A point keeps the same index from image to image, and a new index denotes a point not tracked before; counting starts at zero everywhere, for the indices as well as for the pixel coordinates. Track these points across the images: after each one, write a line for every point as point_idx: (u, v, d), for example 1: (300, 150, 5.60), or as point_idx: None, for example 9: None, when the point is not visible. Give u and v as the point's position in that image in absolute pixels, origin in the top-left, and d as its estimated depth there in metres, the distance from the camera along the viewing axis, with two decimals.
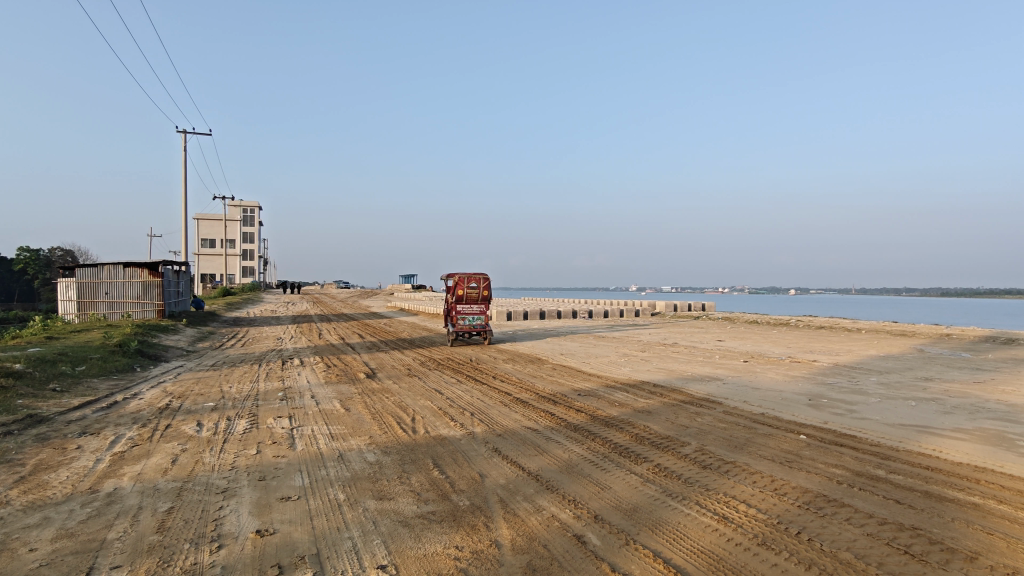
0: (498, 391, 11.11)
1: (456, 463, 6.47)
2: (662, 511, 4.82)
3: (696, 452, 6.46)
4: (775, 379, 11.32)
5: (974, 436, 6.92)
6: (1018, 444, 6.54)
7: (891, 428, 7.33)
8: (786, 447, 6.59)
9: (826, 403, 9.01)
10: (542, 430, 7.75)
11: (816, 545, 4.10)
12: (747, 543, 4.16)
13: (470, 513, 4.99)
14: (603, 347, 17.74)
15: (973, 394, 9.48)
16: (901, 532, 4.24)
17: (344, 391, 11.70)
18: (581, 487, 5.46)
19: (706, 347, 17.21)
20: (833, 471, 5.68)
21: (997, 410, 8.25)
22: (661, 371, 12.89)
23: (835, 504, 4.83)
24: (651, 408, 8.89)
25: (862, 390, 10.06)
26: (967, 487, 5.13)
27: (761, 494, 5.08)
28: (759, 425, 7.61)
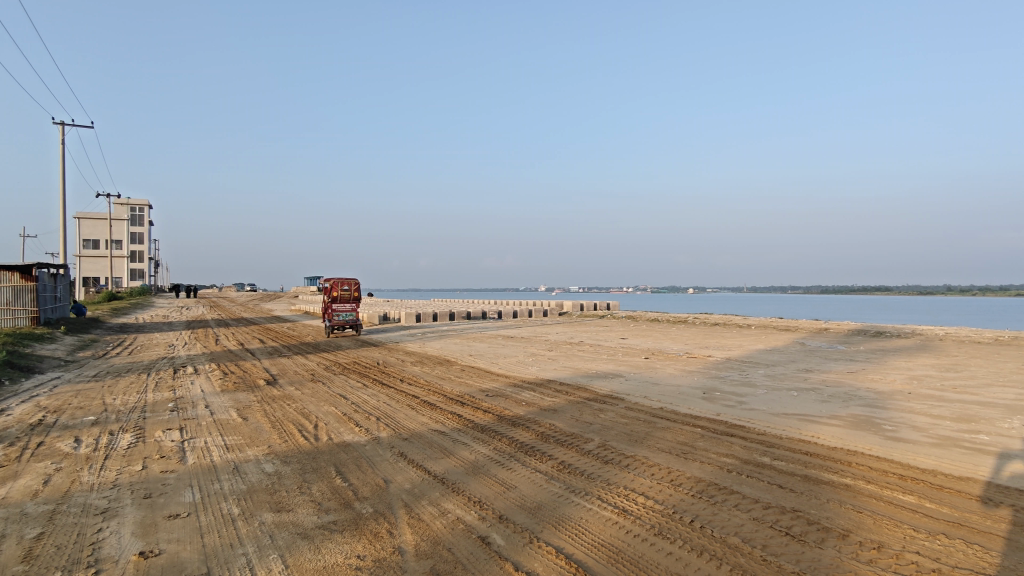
0: (406, 393, 10.95)
1: (359, 470, 6.29)
2: (565, 507, 4.90)
3: (598, 447, 6.62)
4: (673, 374, 11.85)
5: (847, 422, 7.52)
6: (884, 428, 7.16)
7: (776, 418, 7.84)
8: (682, 438, 6.91)
9: (719, 396, 9.51)
10: (449, 432, 7.70)
11: (708, 532, 4.30)
12: (645, 534, 4.30)
13: (373, 520, 4.86)
14: (512, 348, 17.91)
15: (846, 383, 10.34)
16: (783, 515, 4.52)
17: (241, 399, 11.11)
18: (486, 488, 5.47)
19: (609, 345, 17.70)
20: (724, 460, 5.99)
21: (864, 398, 9.02)
22: (567, 368, 13.20)
23: (725, 491, 5.09)
24: (556, 406, 9.07)
25: (751, 382, 10.72)
26: (840, 470, 5.55)
27: (658, 485, 5.28)
28: (659, 419, 7.91)
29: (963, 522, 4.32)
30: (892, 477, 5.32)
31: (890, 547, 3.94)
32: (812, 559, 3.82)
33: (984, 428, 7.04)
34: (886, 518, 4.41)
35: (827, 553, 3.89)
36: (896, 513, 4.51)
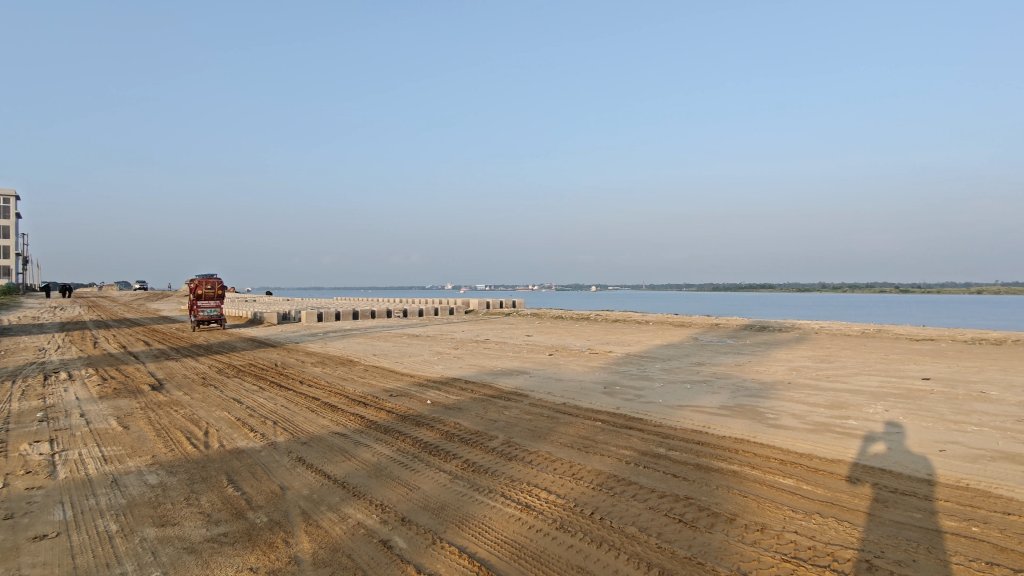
0: (305, 396, 10.53)
1: (254, 477, 5.99)
2: (468, 506, 4.89)
3: (502, 444, 6.66)
4: (576, 370, 12.14)
5: (734, 411, 7.98)
6: (766, 416, 7.66)
7: (672, 410, 8.20)
8: (583, 432, 7.08)
9: (618, 390, 9.84)
10: (350, 434, 7.49)
11: (607, 523, 4.42)
12: (547, 529, 4.36)
13: (268, 530, 4.64)
14: (417, 347, 17.70)
15: (734, 375, 10.99)
16: (677, 503, 4.73)
17: (123, 406, 10.29)
18: (389, 491, 5.35)
19: (515, 342, 17.89)
20: (622, 452, 6.19)
21: (750, 388, 9.63)
22: (473, 366, 13.22)
23: (623, 483, 5.25)
24: (460, 404, 9.05)
25: (648, 376, 11.17)
26: (728, 457, 5.88)
27: (561, 480, 5.38)
28: (562, 414, 8.07)
29: (834, 501, 4.68)
30: (774, 462, 5.70)
31: (772, 528, 4.22)
32: (703, 544, 4.01)
33: (852, 413, 7.68)
34: (769, 501, 4.71)
35: (716, 537, 4.10)
36: (777, 495, 4.83)
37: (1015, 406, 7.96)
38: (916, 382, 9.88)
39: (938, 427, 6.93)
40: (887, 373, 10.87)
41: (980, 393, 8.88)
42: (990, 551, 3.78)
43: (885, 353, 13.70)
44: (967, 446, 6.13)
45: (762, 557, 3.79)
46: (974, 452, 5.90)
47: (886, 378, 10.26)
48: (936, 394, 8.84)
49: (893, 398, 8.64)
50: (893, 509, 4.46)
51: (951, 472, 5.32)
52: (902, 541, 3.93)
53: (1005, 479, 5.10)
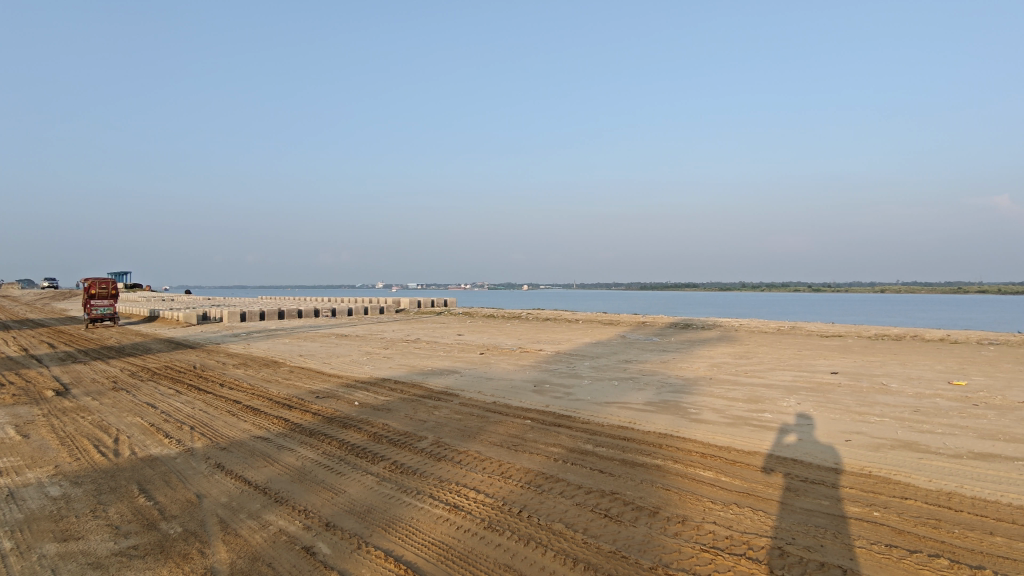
0: (225, 399, 10.10)
1: (168, 486, 5.69)
2: (395, 509, 4.81)
3: (431, 445, 6.60)
4: (506, 369, 12.19)
5: (658, 407, 8.22)
6: (689, 411, 7.93)
7: (599, 406, 8.36)
8: (512, 431, 7.11)
9: (548, 388, 9.94)
10: (273, 438, 7.24)
11: (535, 520, 4.44)
12: (475, 529, 4.35)
13: (182, 541, 4.41)
14: (345, 347, 17.31)
15: (659, 372, 11.31)
16: (602, 498, 4.81)
17: (21, 414, 9.56)
18: (313, 495, 5.20)
19: (446, 341, 17.80)
20: (551, 450, 6.24)
21: (674, 384, 9.95)
22: (402, 366, 13.05)
23: (551, 480, 5.30)
24: (389, 405, 8.91)
25: (577, 373, 11.35)
26: (652, 452, 6.05)
27: (489, 479, 5.38)
28: (492, 413, 8.07)
29: (750, 491, 4.88)
30: (695, 456, 5.89)
31: (693, 519, 4.36)
32: (627, 538, 4.10)
33: (767, 406, 8.05)
34: (689, 493, 4.87)
35: (640, 531, 4.20)
36: (698, 487, 5.00)
37: (913, 397, 8.56)
38: (826, 376, 10.47)
39: (845, 418, 7.36)
40: (800, 367, 11.46)
41: (882, 386, 9.49)
42: (889, 534, 4.03)
43: (799, 349, 14.44)
44: (870, 435, 6.54)
45: (682, 548, 3.91)
46: (876, 441, 6.30)
47: (799, 373, 10.82)
48: (843, 387, 9.39)
49: (805, 391, 9.11)
50: (804, 498, 4.69)
51: (856, 460, 5.66)
52: (812, 528, 4.14)
53: (903, 466, 5.46)
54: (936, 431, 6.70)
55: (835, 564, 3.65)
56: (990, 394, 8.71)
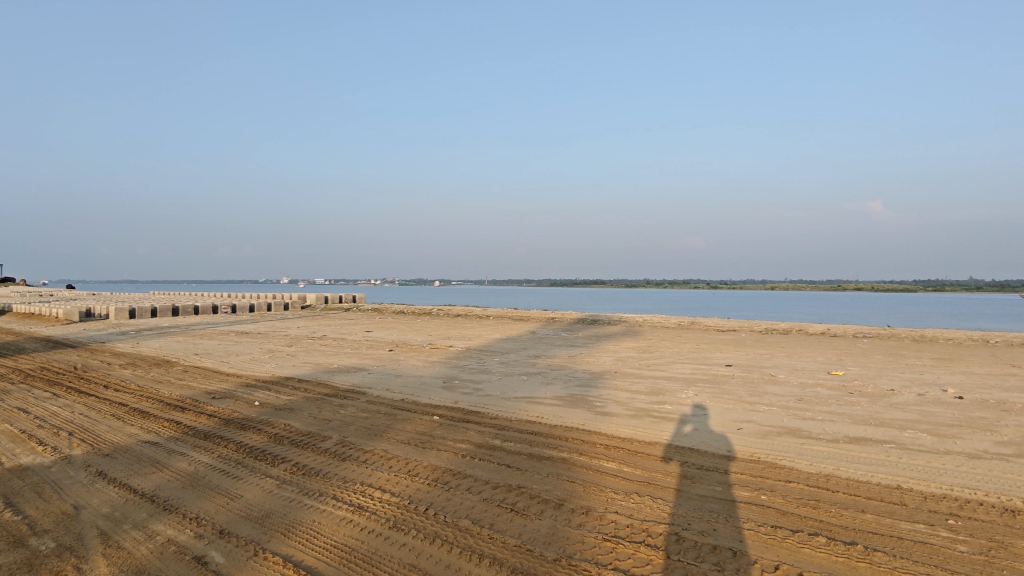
0: (109, 402, 9.37)
1: (39, 498, 5.20)
2: (296, 512, 4.63)
3: (336, 445, 6.41)
4: (416, 366, 12.05)
5: (566, 401, 8.38)
6: (594, 404, 8.15)
7: (507, 401, 8.42)
8: (420, 428, 7.04)
9: (457, 384, 9.91)
10: (163, 442, 6.79)
11: (441, 518, 4.41)
12: (380, 529, 4.26)
13: (55, 558, 4.04)
14: (245, 345, 16.48)
15: (567, 366, 11.55)
16: (509, 493, 4.84)
17: None
18: (207, 502, 4.91)
19: (353, 338, 17.38)
20: (459, 446, 6.22)
21: (581, 378, 10.21)
22: (307, 364, 12.61)
23: (459, 476, 5.28)
24: (292, 404, 8.57)
25: (486, 369, 11.38)
26: (559, 445, 6.16)
27: (396, 478, 5.28)
28: (401, 411, 7.95)
29: (650, 480, 5.07)
30: (599, 447, 6.05)
31: (596, 510, 4.47)
32: (533, 531, 4.15)
33: (668, 398, 8.40)
34: (594, 484, 4.99)
35: (545, 523, 4.26)
36: (602, 479, 5.13)
37: (797, 387, 9.18)
38: (721, 368, 11.05)
39: (738, 408, 7.79)
40: (698, 361, 12.02)
41: (770, 376, 10.14)
42: (775, 515, 4.31)
43: (697, 343, 15.18)
44: (759, 423, 6.96)
45: (586, 538, 4.00)
46: (764, 428, 6.71)
47: (697, 366, 11.34)
48: (736, 378, 9.97)
49: (702, 383, 9.59)
50: (699, 484, 4.93)
51: (747, 447, 6.00)
52: (706, 513, 4.35)
53: (788, 451, 5.85)
54: (816, 418, 7.23)
55: (726, 546, 3.85)
56: (863, 383, 9.51)
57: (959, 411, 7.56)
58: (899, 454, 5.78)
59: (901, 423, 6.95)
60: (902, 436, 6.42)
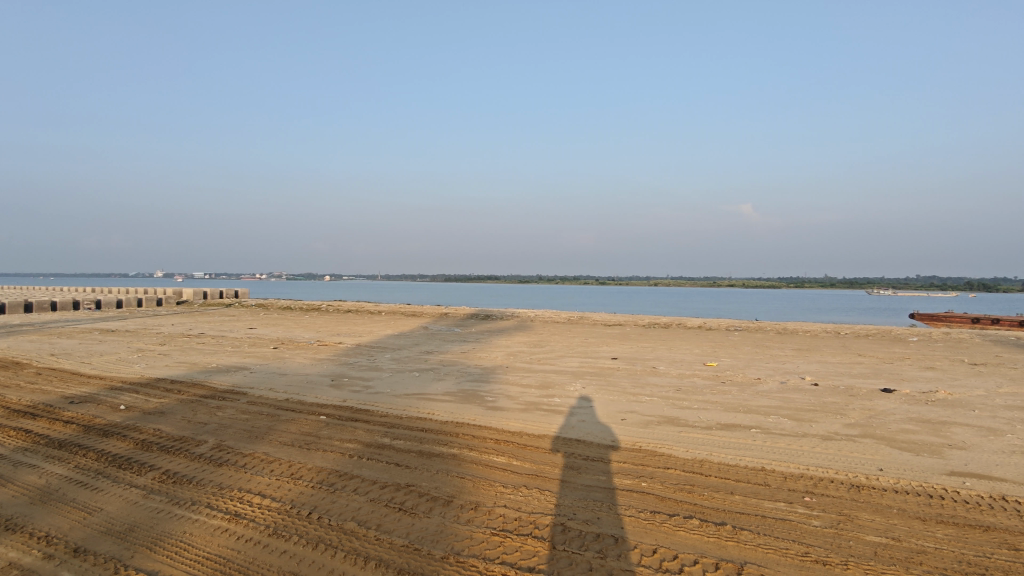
0: None
1: None
2: (164, 523, 4.30)
3: (212, 449, 6.01)
4: (302, 363, 11.59)
5: (457, 397, 8.36)
6: (485, 399, 8.20)
7: (398, 399, 8.28)
8: (305, 429, 6.75)
9: (345, 381, 9.62)
10: (7, 453, 6.08)
11: (325, 521, 4.25)
12: (258, 537, 4.04)
13: None
14: (110, 344, 15.13)
15: (459, 361, 11.55)
16: (398, 492, 4.76)
17: None
18: (59, 518, 4.45)
19: (234, 336, 16.45)
20: (347, 446, 6.04)
21: (473, 373, 10.22)
22: (181, 364, 11.77)
23: (345, 477, 5.12)
24: (163, 408, 7.96)
25: (377, 366, 11.13)
26: (449, 442, 6.13)
27: (278, 482, 5.03)
28: (284, 411, 7.59)
29: (539, 472, 5.16)
30: (489, 442, 6.07)
31: (485, 505, 4.49)
32: (421, 529, 4.10)
33: (556, 391, 8.61)
34: (483, 479, 5.01)
35: (434, 521, 4.22)
36: (491, 473, 5.16)
37: (676, 378, 9.70)
38: (607, 361, 11.46)
39: (622, 399, 8.11)
40: (586, 354, 12.40)
41: (652, 368, 10.64)
42: (654, 501, 4.51)
43: (586, 337, 15.69)
44: (641, 413, 7.28)
45: (474, 534, 4.01)
46: (646, 418, 7.02)
47: (585, 359, 11.70)
48: (621, 371, 10.38)
49: (589, 376, 9.90)
50: (584, 475, 5.07)
51: (629, 437, 6.24)
52: (590, 502, 4.49)
53: (667, 439, 6.16)
54: (692, 406, 7.68)
55: (608, 534, 3.99)
56: (733, 373, 10.22)
57: (815, 397, 8.30)
58: (764, 438, 6.24)
59: (766, 410, 7.53)
60: (766, 421, 6.94)
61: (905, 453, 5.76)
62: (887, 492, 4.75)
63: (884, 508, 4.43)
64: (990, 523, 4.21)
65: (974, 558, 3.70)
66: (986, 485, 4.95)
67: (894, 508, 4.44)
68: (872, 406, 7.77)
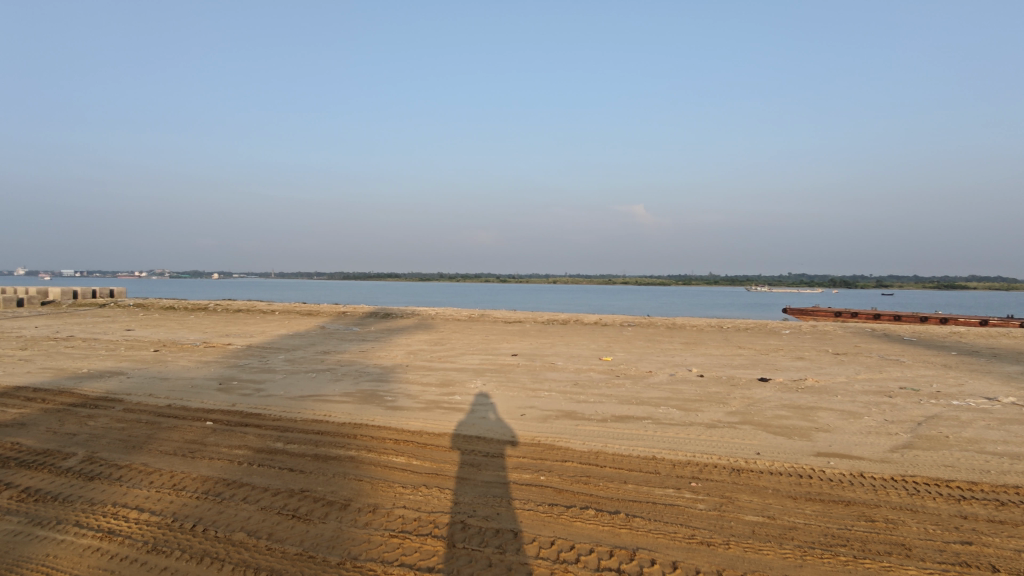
0: None
1: None
2: (24, 547, 3.91)
3: (81, 462, 5.52)
4: (186, 366, 10.88)
5: (355, 398, 8.14)
6: (384, 399, 8.06)
7: (292, 401, 7.96)
8: (190, 436, 6.35)
9: (234, 385, 9.12)
10: None
11: (211, 533, 4.02)
12: (135, 555, 3.75)
13: None
14: None
15: (357, 361, 11.26)
16: (290, 498, 4.57)
17: None
18: None
19: (107, 338, 15.15)
20: (235, 453, 5.73)
21: (371, 373, 10.00)
22: (46, 370, 10.72)
23: (234, 486, 4.86)
24: (24, 419, 7.21)
25: (269, 368, 10.65)
26: (346, 444, 5.96)
27: (158, 494, 4.69)
28: (166, 418, 7.09)
29: (438, 471, 5.13)
30: (388, 443, 5.96)
31: (384, 507, 4.41)
32: (316, 536, 3.96)
33: (457, 389, 8.59)
34: (382, 481, 4.91)
35: (330, 526, 4.10)
36: (390, 474, 5.07)
37: (573, 373, 9.96)
38: (507, 358, 11.58)
39: (521, 395, 8.21)
40: (486, 351, 12.46)
41: (551, 364, 10.86)
42: (552, 494, 4.61)
43: (486, 334, 15.77)
44: (540, 408, 7.40)
45: (372, 537, 3.93)
46: (544, 413, 7.16)
47: (486, 357, 11.75)
48: (521, 367, 10.51)
49: (489, 372, 9.96)
50: (484, 471, 5.09)
51: (528, 432, 6.33)
52: (490, 499, 4.52)
53: (563, 433, 6.31)
54: (589, 400, 7.90)
55: (507, 529, 4.03)
56: (627, 366, 10.62)
57: (701, 388, 8.79)
58: (654, 429, 6.53)
59: (657, 401, 7.88)
60: (657, 412, 7.27)
61: (779, 438, 6.23)
62: (763, 474, 5.11)
63: (760, 489, 4.77)
64: (851, 498, 4.63)
65: (837, 531, 4.06)
66: (847, 463, 5.44)
67: (769, 489, 4.79)
68: (750, 395, 8.34)
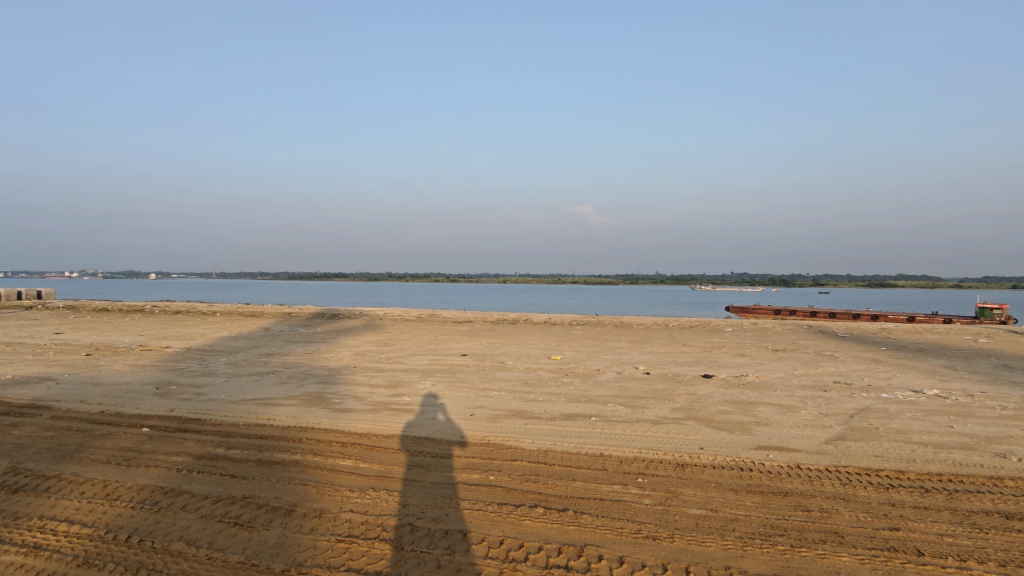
0: None
1: None
2: None
3: (5, 474, 5.21)
4: (121, 371, 10.42)
5: (301, 400, 7.97)
6: (331, 401, 7.91)
7: (234, 405, 7.72)
8: (124, 444, 6.08)
9: (173, 390, 8.78)
10: None
11: (146, 544, 3.86)
12: (64, 570, 3.57)
13: None
14: None
15: (302, 363, 11.01)
16: (232, 506, 4.44)
17: None
18: None
19: (34, 342, 14.39)
20: (174, 460, 5.52)
21: (317, 374, 9.80)
22: None
23: (172, 494, 4.68)
24: None
25: (210, 371, 10.31)
26: (292, 448, 5.83)
27: (90, 505, 4.48)
28: (99, 425, 6.77)
29: (386, 473, 5.06)
30: (335, 446, 5.85)
31: (330, 511, 4.32)
32: (259, 543, 3.86)
33: (405, 390, 8.50)
34: (328, 485, 4.82)
35: (273, 533, 3.99)
36: (336, 478, 4.98)
37: (523, 372, 10.01)
38: (457, 357, 11.55)
39: (471, 395, 8.19)
40: (435, 351, 12.40)
41: (500, 363, 10.87)
42: (501, 493, 4.62)
43: (435, 334, 15.70)
44: (489, 408, 7.40)
45: (318, 543, 3.85)
46: (493, 412, 7.16)
47: (435, 357, 11.69)
48: (471, 367, 10.49)
49: (438, 373, 9.90)
50: (432, 472, 5.06)
51: (477, 432, 6.32)
52: (439, 500, 4.49)
53: (512, 432, 6.33)
54: (538, 399, 7.94)
55: (456, 530, 4.02)
56: (575, 365, 10.73)
57: (647, 385, 8.96)
58: (602, 426, 6.62)
59: (605, 399, 7.99)
60: (604, 410, 7.37)
61: (721, 432, 6.40)
62: (706, 468, 5.25)
63: (703, 483, 4.90)
64: (789, 489, 4.80)
65: (776, 521, 4.20)
66: (785, 456, 5.64)
67: (712, 482, 4.92)
68: (694, 391, 8.56)
